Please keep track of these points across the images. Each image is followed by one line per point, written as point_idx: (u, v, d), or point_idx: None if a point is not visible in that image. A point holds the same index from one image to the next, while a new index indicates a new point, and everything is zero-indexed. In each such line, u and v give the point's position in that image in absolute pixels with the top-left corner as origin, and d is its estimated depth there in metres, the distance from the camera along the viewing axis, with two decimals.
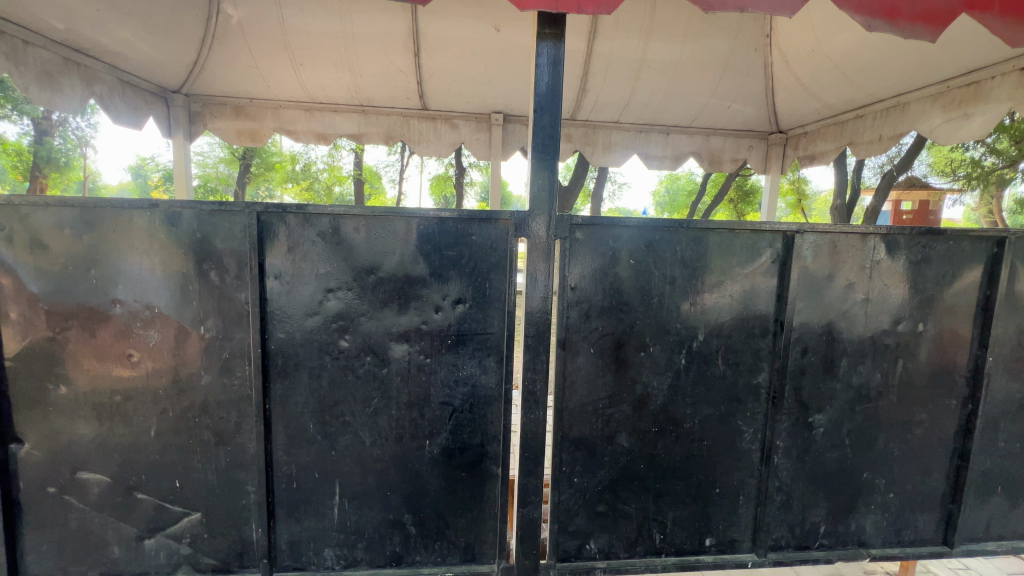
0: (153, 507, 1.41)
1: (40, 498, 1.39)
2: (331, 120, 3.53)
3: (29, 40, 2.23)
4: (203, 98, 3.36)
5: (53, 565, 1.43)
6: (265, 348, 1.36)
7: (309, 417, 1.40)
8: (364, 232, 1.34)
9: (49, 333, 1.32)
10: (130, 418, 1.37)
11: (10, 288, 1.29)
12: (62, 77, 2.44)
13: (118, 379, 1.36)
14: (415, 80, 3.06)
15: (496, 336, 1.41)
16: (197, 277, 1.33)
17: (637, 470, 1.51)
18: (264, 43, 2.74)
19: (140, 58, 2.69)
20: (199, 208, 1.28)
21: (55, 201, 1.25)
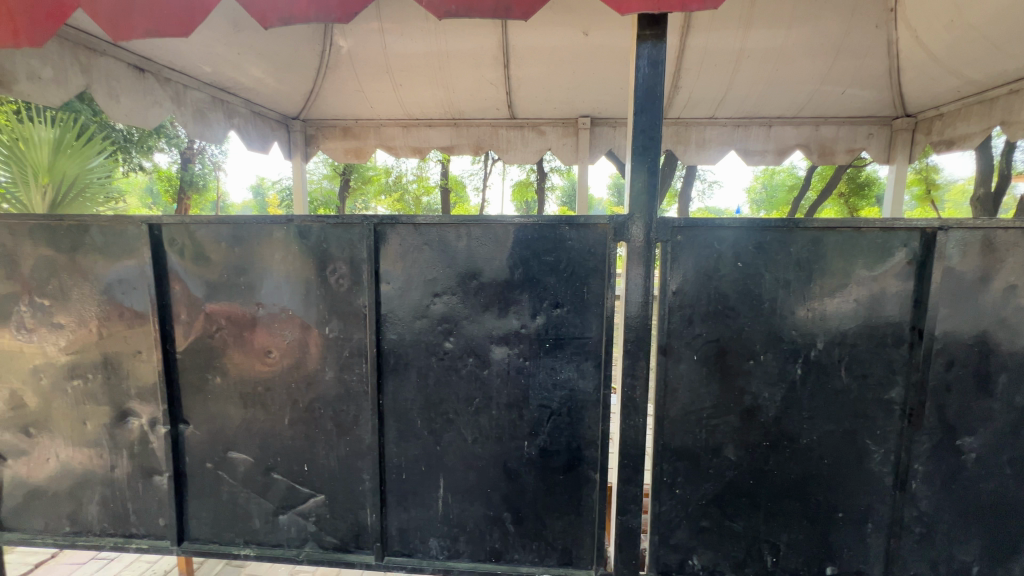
0: (286, 486, 1.59)
1: (200, 471, 1.63)
2: (426, 135, 3.75)
3: (187, 83, 2.65)
4: (317, 122, 3.75)
5: (208, 532, 1.66)
6: (379, 347, 1.48)
7: (416, 414, 1.50)
8: (468, 240, 1.41)
9: (210, 331, 1.55)
10: (269, 406, 1.57)
11: (182, 293, 1.54)
12: (209, 113, 2.86)
13: (259, 373, 1.56)
14: (505, 90, 3.17)
15: (594, 340, 1.41)
16: (322, 282, 1.48)
17: (745, 486, 1.42)
18: (368, 68, 2.98)
19: (266, 91, 3.07)
20: (325, 221, 1.43)
21: (214, 219, 1.47)
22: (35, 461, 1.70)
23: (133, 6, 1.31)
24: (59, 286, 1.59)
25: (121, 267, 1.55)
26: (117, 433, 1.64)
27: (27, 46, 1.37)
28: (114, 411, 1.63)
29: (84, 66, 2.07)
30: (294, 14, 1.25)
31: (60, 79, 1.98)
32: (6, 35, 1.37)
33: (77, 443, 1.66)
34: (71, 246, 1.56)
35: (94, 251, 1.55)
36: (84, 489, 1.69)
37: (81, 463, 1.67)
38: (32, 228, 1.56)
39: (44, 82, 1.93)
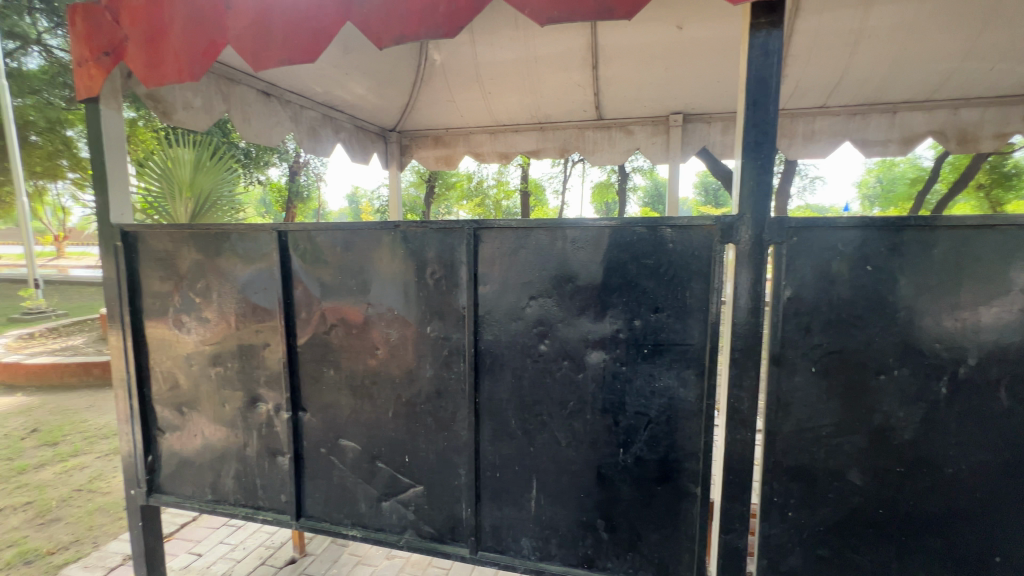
0: (389, 475, 1.70)
1: (316, 455, 1.79)
2: (513, 140, 3.82)
3: (303, 104, 2.93)
4: (412, 133, 3.97)
5: (320, 512, 1.82)
6: (476, 347, 1.53)
7: (511, 414, 1.53)
8: (565, 242, 1.42)
9: (326, 328, 1.70)
10: (375, 399, 1.69)
11: (304, 293, 1.71)
12: (320, 129, 3.15)
13: (367, 368, 1.68)
14: (593, 91, 3.15)
15: (697, 348, 1.35)
16: (425, 284, 1.57)
17: (874, 516, 1.27)
18: (460, 78, 3.11)
19: (368, 105, 3.31)
20: (430, 226, 1.52)
21: (332, 225, 1.62)
22: (186, 436, 1.98)
23: (269, 39, 1.48)
24: (206, 285, 1.84)
25: (255, 269, 1.75)
26: (248, 416, 1.86)
27: (188, 81, 1.60)
28: (247, 397, 1.85)
29: (224, 94, 2.38)
30: (406, 32, 1.33)
31: (207, 107, 2.29)
32: (172, 73, 1.61)
33: (218, 423, 1.91)
34: (217, 251, 1.80)
35: (234, 255, 1.78)
36: (222, 463, 1.93)
37: (220, 440, 1.92)
38: (189, 235, 1.82)
39: (195, 110, 2.24)
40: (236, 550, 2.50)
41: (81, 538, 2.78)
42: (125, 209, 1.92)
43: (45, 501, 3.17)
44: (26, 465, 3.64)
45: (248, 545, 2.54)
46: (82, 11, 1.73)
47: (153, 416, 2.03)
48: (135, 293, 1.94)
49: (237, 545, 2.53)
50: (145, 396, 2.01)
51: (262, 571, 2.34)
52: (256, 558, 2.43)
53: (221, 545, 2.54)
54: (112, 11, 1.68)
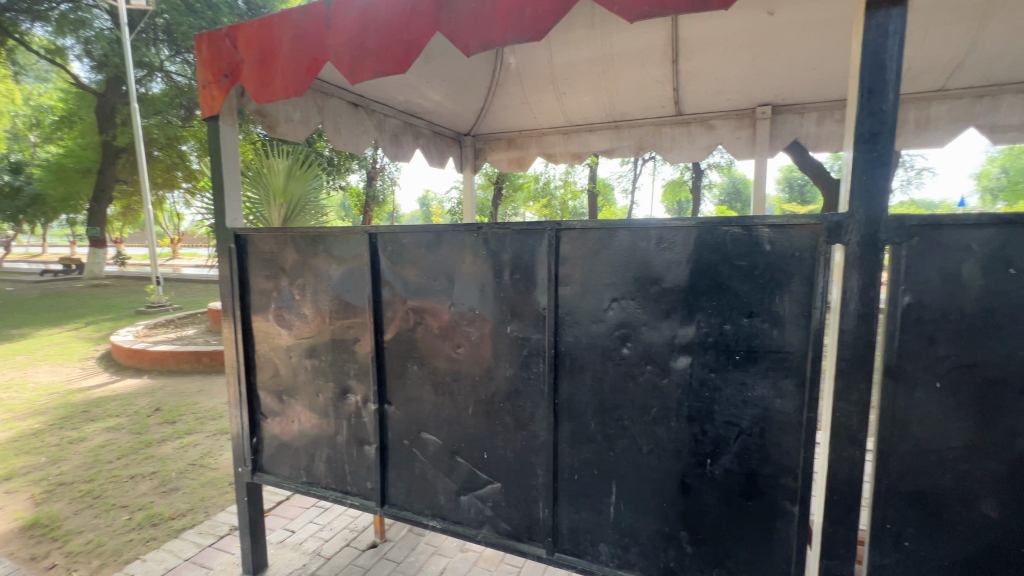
0: (468, 470, 1.75)
1: (399, 446, 1.88)
2: (586, 139, 3.78)
3: (387, 112, 3.09)
4: (485, 137, 4.06)
5: (402, 500, 1.90)
6: (556, 348, 1.53)
7: (590, 417, 1.52)
8: (651, 243, 1.38)
9: (411, 326, 1.78)
10: (456, 396, 1.74)
11: (391, 292, 1.80)
12: (402, 136, 3.30)
13: (449, 365, 1.74)
14: (672, 86, 3.04)
15: (796, 356, 1.25)
16: (506, 284, 1.59)
17: (1013, 556, 1.11)
18: (534, 80, 3.12)
19: (446, 111, 3.43)
20: (512, 228, 1.54)
21: (419, 227, 1.70)
22: (284, 422, 2.16)
23: (365, 52, 1.58)
24: (305, 283, 1.99)
25: (348, 269, 1.87)
26: (339, 406, 1.99)
27: (293, 96, 1.75)
28: (338, 388, 1.98)
29: (319, 107, 2.57)
30: (493, 38, 1.36)
31: (305, 120, 2.49)
32: (280, 90, 1.77)
33: (312, 410, 2.06)
34: (315, 252, 1.95)
35: (329, 256, 1.91)
36: (315, 449, 2.09)
37: (314, 427, 2.07)
38: (290, 237, 1.99)
39: (295, 123, 2.44)
40: (324, 530, 2.69)
41: (195, 507, 3.12)
42: (237, 215, 2.13)
43: (166, 472, 3.60)
44: (151, 440, 4.16)
45: (334, 527, 2.72)
46: (207, 39, 1.95)
47: (257, 402, 2.24)
48: (244, 291, 2.16)
49: (325, 526, 2.72)
50: (250, 383, 2.22)
51: (347, 552, 2.50)
52: (341, 539, 2.60)
53: (311, 524, 2.75)
54: (230, 38, 1.88)
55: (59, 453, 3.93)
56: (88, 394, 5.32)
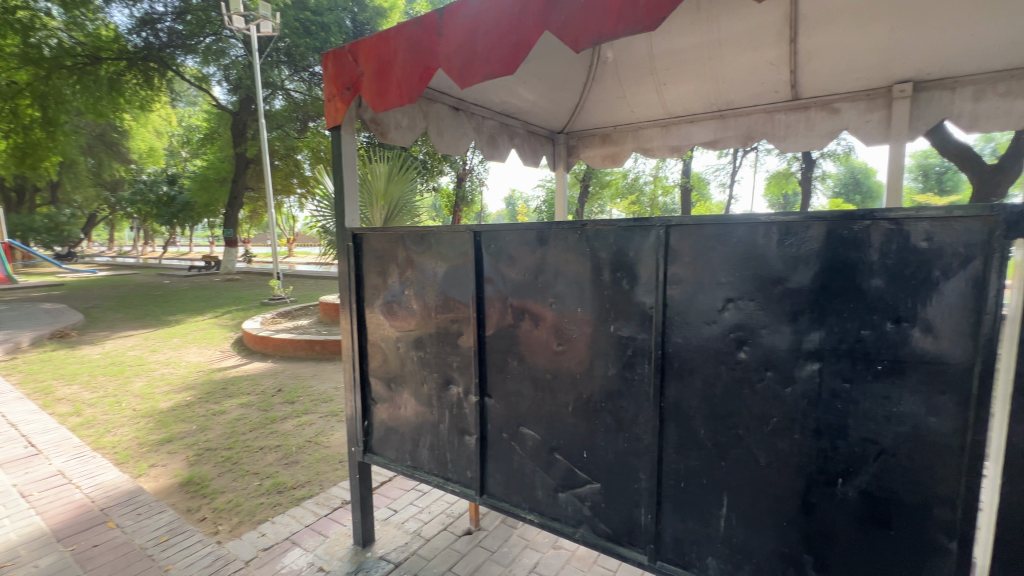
0: (567, 468, 1.75)
1: (498, 438, 1.93)
2: (687, 132, 3.59)
3: (485, 115, 3.17)
4: (579, 134, 4.03)
5: (500, 491, 1.95)
6: (663, 349, 1.47)
7: (699, 422, 1.44)
8: (773, 240, 1.27)
9: (513, 322, 1.82)
10: (556, 392, 1.75)
11: (494, 289, 1.86)
12: (499, 136, 3.37)
13: (550, 362, 1.75)
14: (789, 69, 2.79)
15: (958, 369, 1.09)
16: (610, 283, 1.56)
17: None
18: (633, 72, 3.03)
19: (540, 110, 3.46)
20: (618, 224, 1.50)
21: (523, 225, 1.73)
22: (392, 407, 2.31)
23: (475, 57, 1.64)
24: (413, 279, 2.12)
25: (453, 266, 1.96)
26: (442, 396, 2.09)
27: (407, 103, 1.87)
28: (442, 379, 2.08)
29: (424, 113, 2.71)
30: (604, 32, 1.35)
31: (412, 125, 2.64)
32: (395, 98, 1.90)
33: (417, 399, 2.19)
34: (422, 250, 2.06)
35: (436, 254, 2.02)
36: (419, 435, 2.21)
37: (418, 415, 2.19)
38: (401, 236, 2.13)
39: (403, 129, 2.60)
40: (424, 513, 2.85)
41: (312, 480, 3.47)
42: (354, 216, 2.32)
43: (288, 446, 4.05)
44: (275, 417, 4.70)
45: (433, 510, 2.87)
46: (332, 57, 2.15)
47: (368, 389, 2.43)
48: (359, 286, 2.35)
49: (424, 509, 2.88)
50: (363, 370, 2.41)
51: (444, 535, 2.62)
52: (439, 523, 2.74)
53: (411, 506, 2.92)
54: (352, 54, 2.05)
55: (206, 423, 4.60)
56: (226, 373, 6.16)
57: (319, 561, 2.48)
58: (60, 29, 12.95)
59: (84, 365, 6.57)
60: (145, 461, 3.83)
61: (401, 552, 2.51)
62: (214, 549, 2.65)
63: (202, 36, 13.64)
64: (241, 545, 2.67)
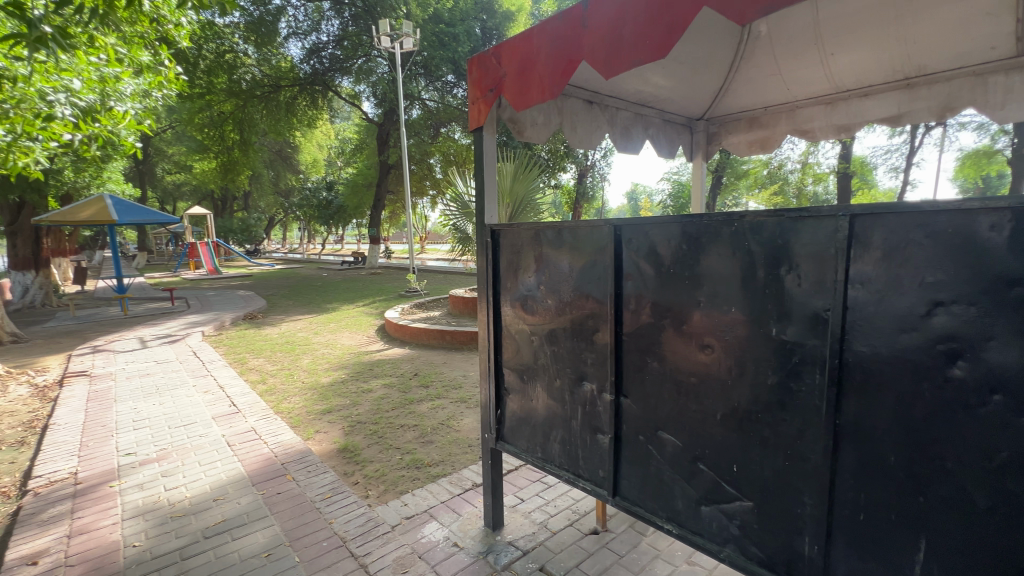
0: (712, 480, 1.61)
1: (634, 441, 1.86)
2: (859, 108, 3.14)
3: (619, 106, 3.06)
4: (722, 119, 3.73)
5: (635, 495, 1.88)
6: (840, 358, 1.27)
7: (889, 448, 1.22)
8: (1007, 232, 1.01)
9: (654, 321, 1.74)
10: (701, 398, 1.62)
11: (634, 285, 1.79)
12: (633, 128, 3.23)
13: (695, 365, 1.63)
14: (1014, 18, 2.29)
15: None
16: (770, 281, 1.40)
17: None
18: (791, 44, 2.68)
19: (679, 96, 3.25)
20: (784, 216, 1.33)
21: (667, 219, 1.63)
22: (524, 399, 2.37)
23: (622, 44, 1.59)
24: (548, 273, 2.14)
25: (591, 261, 1.94)
26: (575, 392, 2.08)
27: (549, 99, 1.89)
28: (576, 375, 2.07)
29: (559, 108, 2.71)
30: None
31: (547, 122, 2.67)
32: (537, 94, 1.93)
33: (549, 393, 2.21)
34: (559, 245, 2.07)
35: (572, 249, 2.01)
36: (550, 429, 2.23)
37: (550, 409, 2.21)
38: (537, 232, 2.16)
39: (539, 126, 2.64)
40: (549, 505, 2.89)
41: (445, 460, 3.74)
42: (493, 213, 2.42)
43: (424, 427, 4.41)
44: (413, 398, 5.17)
45: (559, 504, 2.89)
46: (476, 61, 2.26)
47: (501, 379, 2.52)
48: (495, 280, 2.45)
49: (550, 502, 2.92)
50: (497, 360, 2.51)
51: (571, 531, 2.62)
52: (565, 518, 2.74)
53: (537, 497, 2.98)
54: (496, 56, 2.13)
55: (357, 399, 5.22)
56: (372, 356, 6.94)
57: (454, 537, 2.66)
58: (253, 65, 15.34)
59: (267, 343, 7.93)
60: (312, 427, 4.49)
61: (529, 540, 2.57)
62: (366, 510, 2.99)
63: (356, 58, 15.44)
64: (388, 510, 2.98)
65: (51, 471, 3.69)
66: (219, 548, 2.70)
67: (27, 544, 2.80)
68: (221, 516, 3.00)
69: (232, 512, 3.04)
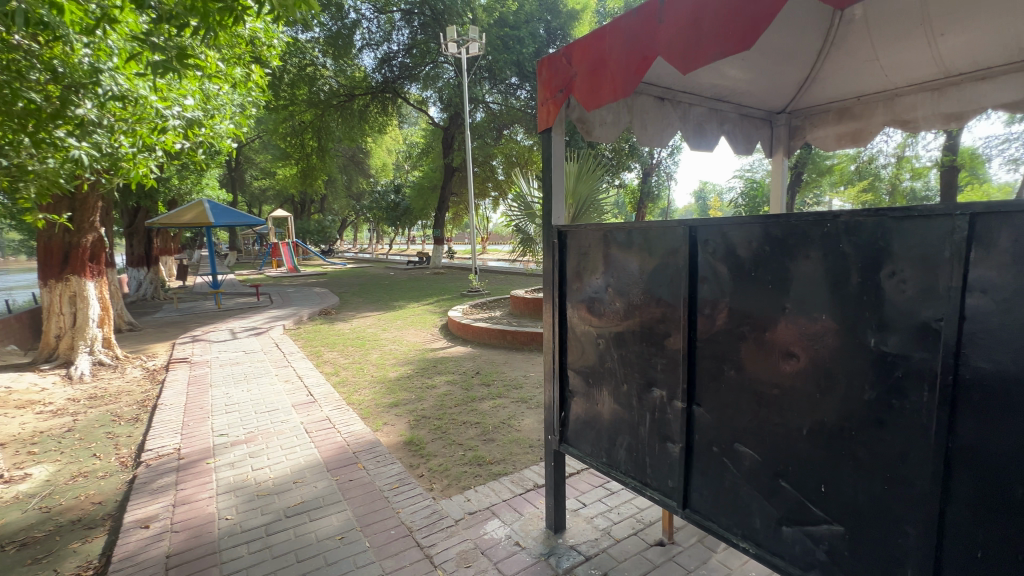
0: (796, 500, 1.50)
1: (707, 452, 1.78)
2: (973, 93, 2.83)
3: (693, 102, 2.93)
4: (807, 111, 3.49)
5: (707, 509, 1.80)
6: (954, 374, 1.13)
7: (1016, 479, 1.07)
8: None
9: (731, 328, 1.65)
10: (784, 411, 1.51)
11: (711, 289, 1.71)
12: (707, 124, 3.08)
13: (778, 375, 1.52)
14: None
15: None
16: (869, 287, 1.28)
17: None
18: (891, 26, 2.44)
19: (758, 89, 3.07)
20: (887, 215, 1.21)
21: (748, 219, 1.54)
22: (589, 402, 2.34)
23: (702, 38, 1.53)
24: (616, 275, 2.10)
25: (663, 264, 1.87)
26: (644, 398, 2.02)
27: (621, 98, 1.85)
28: (645, 381, 2.01)
29: (629, 106, 2.65)
30: None
31: (617, 121, 2.63)
32: (609, 94, 1.90)
33: (615, 398, 2.16)
34: (628, 247, 2.02)
35: (643, 251, 1.96)
36: (616, 434, 2.19)
37: (616, 414, 2.17)
38: (606, 233, 2.13)
39: (608, 125, 2.60)
40: (612, 512, 2.83)
41: (506, 459, 3.77)
42: (559, 214, 2.41)
43: (486, 425, 4.49)
44: (475, 396, 5.27)
45: (622, 512, 2.82)
46: (546, 62, 2.26)
47: (566, 381, 2.50)
48: (561, 281, 2.44)
49: (613, 508, 2.86)
50: (562, 362, 2.49)
51: (635, 540, 2.55)
52: (629, 527, 2.67)
53: (600, 503, 2.93)
54: (566, 56, 2.12)
55: (422, 394, 5.41)
56: (436, 354, 7.16)
57: (516, 536, 2.68)
58: (330, 76, 16.34)
59: (340, 337, 8.43)
60: (380, 419, 4.71)
61: (592, 546, 2.54)
62: (431, 502, 3.09)
63: (424, 65, 16.00)
64: (451, 504, 3.06)
65: (159, 446, 4.14)
66: (299, 527, 2.91)
67: (141, 509, 3.18)
68: (300, 498, 3.23)
69: (310, 495, 3.26)
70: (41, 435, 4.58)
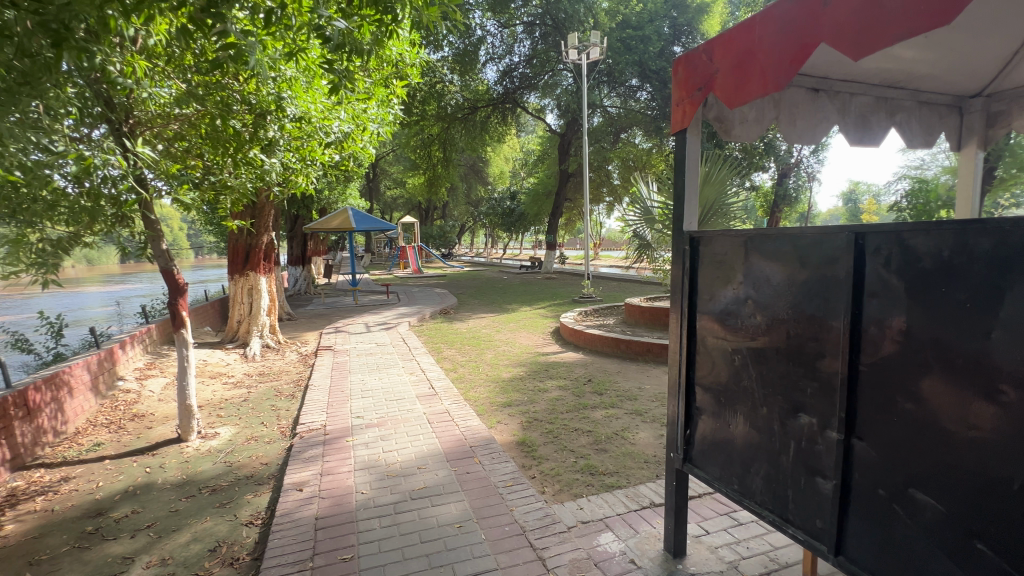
0: (999, 568, 1.22)
1: (871, 495, 1.54)
2: None
3: (856, 91, 2.56)
4: (1014, 92, 2.87)
5: (869, 561, 1.55)
6: None
7: None
8: None
9: (907, 352, 1.41)
10: (982, 457, 1.24)
11: (881, 307, 1.48)
12: (873, 116, 2.67)
13: (973, 413, 1.26)
14: None
15: None
16: None
17: None
18: None
19: (943, 71, 2.59)
20: None
21: (936, 224, 1.30)
22: (719, 422, 2.17)
23: (883, 17, 1.33)
24: (757, 286, 1.92)
25: (818, 275, 1.67)
26: (787, 424, 1.82)
27: (772, 91, 1.70)
28: (789, 405, 1.80)
29: (776, 101, 2.43)
30: None
31: (760, 117, 2.42)
32: (757, 88, 1.75)
33: (751, 420, 1.98)
34: (774, 255, 1.84)
35: (792, 260, 1.76)
36: (751, 460, 1.99)
37: (752, 438, 1.98)
38: (746, 240, 1.96)
39: (749, 123, 2.41)
40: (741, 545, 2.58)
41: (620, 471, 3.66)
42: (691, 218, 2.28)
43: (598, 434, 4.41)
44: (587, 403, 5.22)
45: (752, 547, 2.56)
46: (683, 61, 2.16)
47: (692, 398, 2.35)
48: (691, 290, 2.30)
49: (741, 541, 2.61)
50: (688, 376, 2.35)
51: None
52: (760, 565, 2.42)
53: (726, 533, 2.70)
54: (706, 51, 2.01)
55: (534, 396, 5.50)
56: (548, 357, 7.25)
57: (631, 553, 2.58)
58: (457, 91, 17.31)
59: (458, 335, 8.95)
60: (495, 417, 4.90)
61: None
62: (543, 505, 3.12)
63: (543, 74, 16.36)
64: (563, 510, 3.06)
65: (310, 421, 4.80)
66: (422, 510, 3.14)
67: (296, 473, 3.71)
68: (423, 483, 3.49)
69: (432, 481, 3.51)
70: (226, 402, 5.58)
